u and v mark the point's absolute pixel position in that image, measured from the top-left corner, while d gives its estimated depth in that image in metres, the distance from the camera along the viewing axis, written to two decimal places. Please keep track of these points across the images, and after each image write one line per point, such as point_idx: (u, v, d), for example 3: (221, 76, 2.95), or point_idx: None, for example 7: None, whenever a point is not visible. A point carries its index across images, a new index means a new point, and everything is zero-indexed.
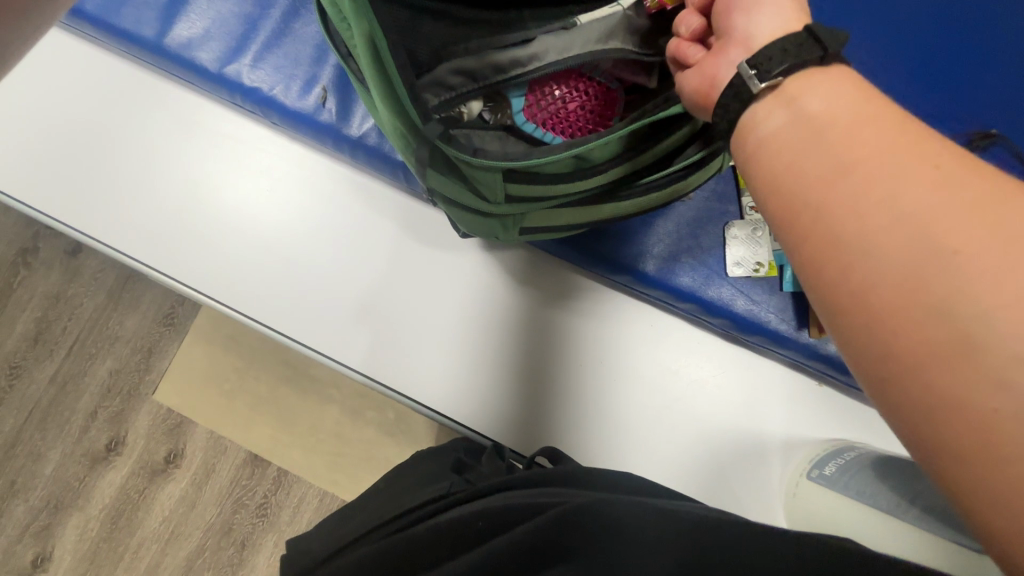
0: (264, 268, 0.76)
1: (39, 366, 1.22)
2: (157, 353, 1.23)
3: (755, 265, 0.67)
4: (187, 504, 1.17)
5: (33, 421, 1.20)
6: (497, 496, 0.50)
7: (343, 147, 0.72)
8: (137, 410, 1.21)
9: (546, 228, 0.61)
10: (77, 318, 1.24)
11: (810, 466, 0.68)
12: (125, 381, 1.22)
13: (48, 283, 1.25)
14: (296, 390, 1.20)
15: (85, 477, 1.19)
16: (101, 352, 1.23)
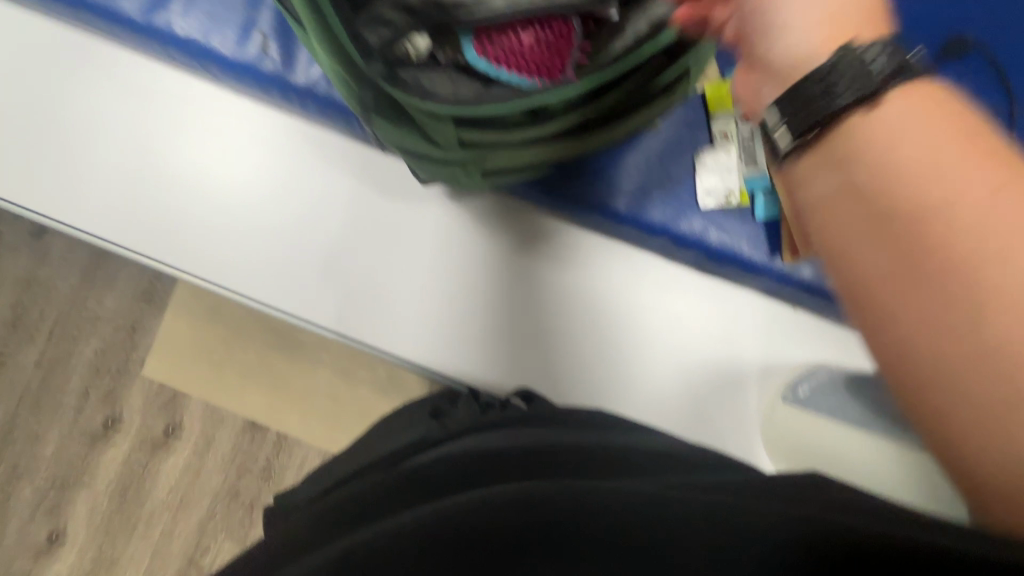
0: (227, 233, 0.73)
1: (23, 351, 1.21)
2: (141, 329, 1.21)
3: (726, 193, 0.66)
4: (192, 473, 1.19)
5: (27, 405, 1.20)
6: (471, 438, 0.51)
7: (292, 98, 0.68)
8: (129, 387, 1.20)
9: (506, 172, 0.59)
10: (54, 301, 1.22)
11: (786, 389, 0.70)
12: (112, 360, 1.21)
13: (19, 268, 1.22)
14: (285, 355, 1.20)
15: (87, 455, 1.19)
16: (85, 333, 1.21)
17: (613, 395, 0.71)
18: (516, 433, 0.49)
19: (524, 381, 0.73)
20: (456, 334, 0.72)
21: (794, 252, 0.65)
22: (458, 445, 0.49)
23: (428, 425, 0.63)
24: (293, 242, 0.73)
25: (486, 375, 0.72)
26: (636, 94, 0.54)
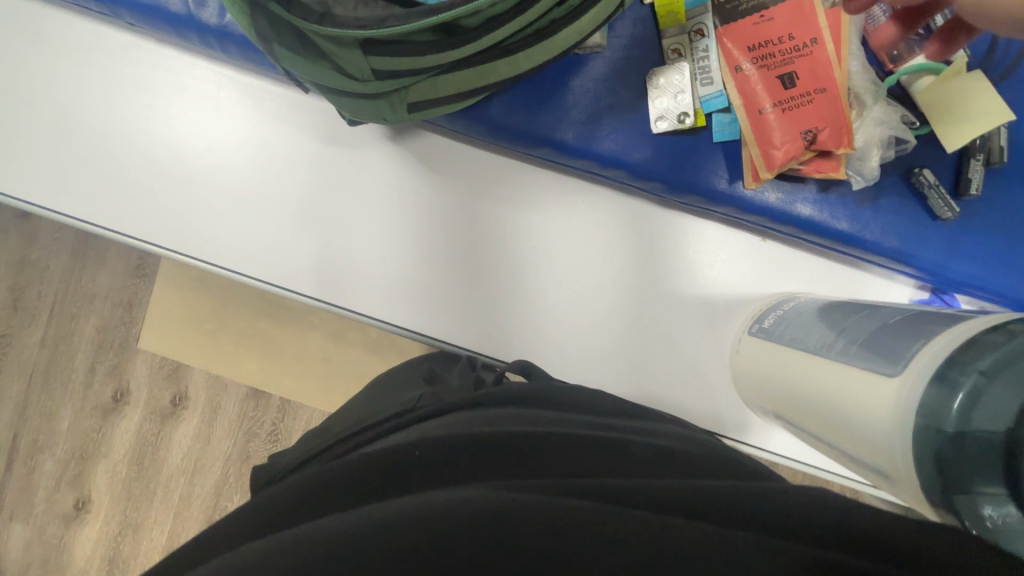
0: (171, 192, 0.69)
1: (27, 332, 1.22)
2: (137, 303, 1.22)
3: (680, 115, 0.61)
4: (202, 439, 1.21)
5: (37, 383, 1.22)
6: (452, 415, 0.49)
7: (209, 41, 0.64)
8: (132, 360, 1.22)
9: (438, 104, 0.55)
10: (49, 280, 1.22)
11: (752, 322, 0.67)
12: (113, 335, 1.22)
13: (10, 250, 1.22)
14: (277, 321, 1.19)
15: (101, 427, 1.22)
16: (84, 311, 1.21)
17: (592, 342, 0.70)
18: (505, 415, 0.48)
19: (501, 334, 0.70)
20: (421, 289, 0.70)
21: (754, 175, 0.62)
22: (442, 424, 0.47)
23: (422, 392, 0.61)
24: (240, 198, 0.69)
25: (454, 326, 0.70)
26: (567, 4, 0.49)
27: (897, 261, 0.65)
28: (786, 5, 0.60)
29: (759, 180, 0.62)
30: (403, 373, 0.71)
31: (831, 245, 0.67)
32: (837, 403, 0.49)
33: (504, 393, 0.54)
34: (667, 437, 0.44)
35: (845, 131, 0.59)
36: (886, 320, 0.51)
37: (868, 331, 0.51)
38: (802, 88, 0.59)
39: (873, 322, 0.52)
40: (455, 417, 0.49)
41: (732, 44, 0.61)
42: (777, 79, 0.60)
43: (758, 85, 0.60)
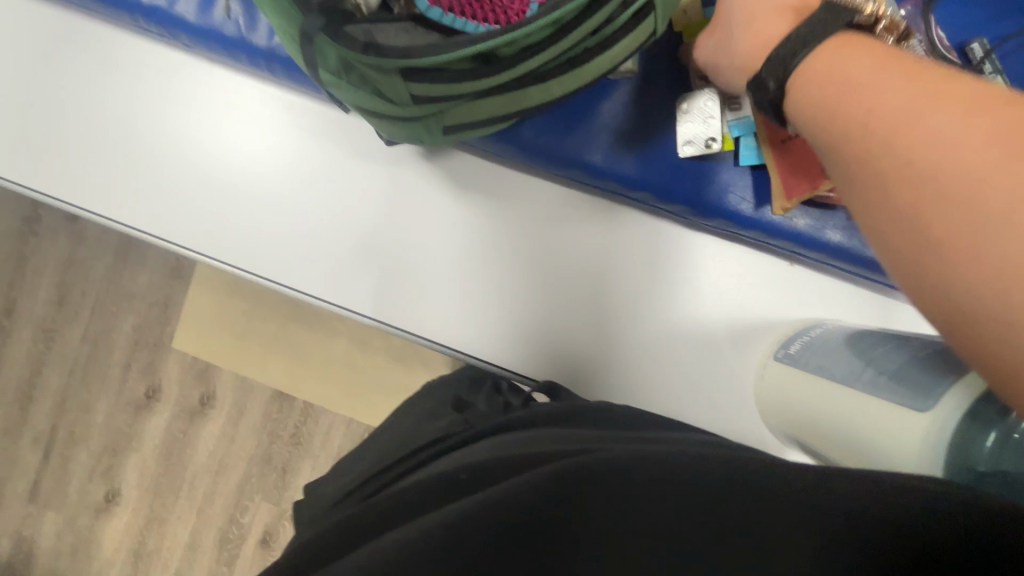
0: (217, 203, 0.73)
1: (70, 327, 1.28)
2: (173, 304, 1.27)
3: (708, 140, 0.61)
4: (228, 438, 1.25)
5: (77, 377, 1.28)
6: (488, 441, 0.52)
7: (257, 62, 0.68)
8: (166, 359, 1.27)
9: (470, 126, 0.57)
10: (93, 279, 1.28)
11: (777, 347, 0.67)
12: (150, 334, 1.27)
13: (59, 250, 1.28)
14: (304, 327, 1.23)
15: (134, 422, 1.27)
16: (124, 310, 1.27)
17: (613, 362, 0.71)
18: (534, 437, 0.50)
19: (524, 347, 0.72)
20: (449, 302, 0.73)
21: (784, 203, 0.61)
22: (480, 449, 0.50)
23: (451, 419, 0.64)
24: (277, 210, 0.73)
25: (480, 340, 0.73)
26: (599, 34, 0.50)
27: None
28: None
29: (789, 205, 0.61)
30: (433, 393, 0.74)
31: (857, 272, 0.67)
32: (863, 436, 0.48)
33: (529, 416, 0.58)
34: (689, 444, 0.44)
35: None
36: (912, 353, 0.50)
37: (899, 362, 0.50)
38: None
39: (897, 356, 0.52)
40: (491, 441, 0.52)
41: None
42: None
43: None
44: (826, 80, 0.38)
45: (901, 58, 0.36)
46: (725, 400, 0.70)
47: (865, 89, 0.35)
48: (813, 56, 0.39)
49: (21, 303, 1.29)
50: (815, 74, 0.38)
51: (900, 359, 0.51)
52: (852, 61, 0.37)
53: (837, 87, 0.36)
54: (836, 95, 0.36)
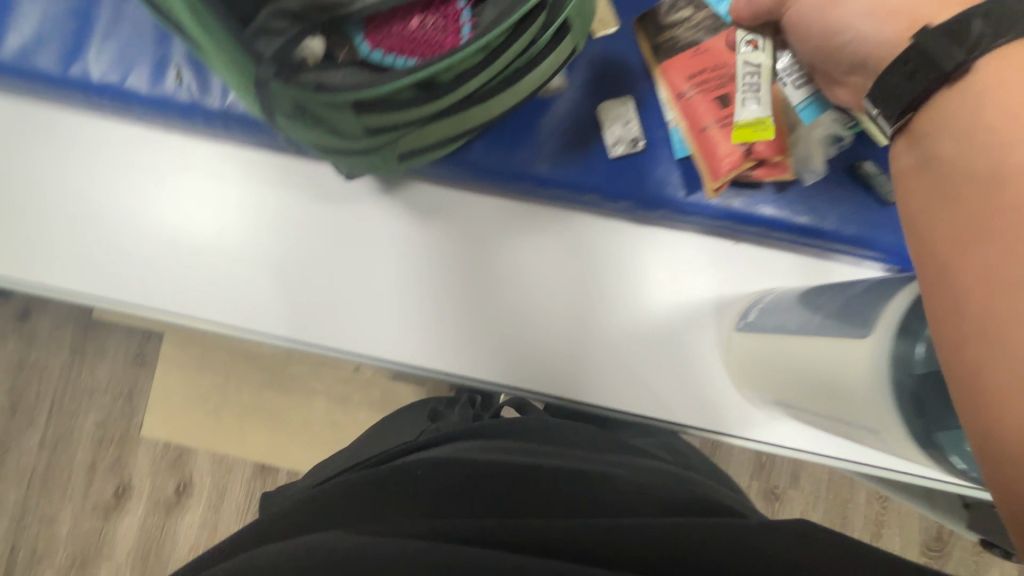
0: (184, 265, 0.74)
1: (26, 435, 1.22)
2: (137, 393, 1.22)
3: (633, 140, 0.68)
4: (208, 527, 1.20)
5: (35, 490, 1.21)
6: (459, 444, 0.54)
7: (214, 122, 0.71)
8: (134, 453, 1.22)
9: (425, 149, 0.61)
10: (48, 380, 1.23)
11: (738, 317, 0.72)
12: (114, 428, 1.22)
13: (9, 354, 1.23)
14: (280, 391, 1.19)
15: (103, 527, 1.21)
16: (83, 408, 1.22)
17: (588, 367, 0.75)
18: (503, 447, 0.53)
19: (504, 364, 0.75)
20: (424, 331, 0.75)
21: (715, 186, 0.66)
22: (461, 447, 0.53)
23: (426, 426, 0.67)
24: (244, 263, 0.74)
25: (460, 362, 0.75)
26: (528, 54, 0.55)
27: (862, 246, 0.71)
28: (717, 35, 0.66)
29: (717, 189, 0.66)
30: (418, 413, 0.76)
31: (796, 240, 0.73)
32: (823, 373, 0.53)
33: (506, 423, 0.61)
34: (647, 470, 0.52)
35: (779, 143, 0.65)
36: (849, 295, 0.56)
37: (840, 303, 0.56)
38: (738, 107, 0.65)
39: (836, 301, 0.57)
40: (463, 443, 0.54)
41: (681, 71, 0.66)
42: (715, 99, 0.65)
43: (701, 107, 0.65)
44: (982, 98, 0.41)
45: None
46: (697, 387, 0.75)
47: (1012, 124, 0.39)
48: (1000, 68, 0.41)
49: None
50: (983, 82, 0.42)
51: (838, 302, 0.57)
52: (1019, 80, 0.41)
53: (976, 101, 0.42)
54: (965, 115, 0.42)
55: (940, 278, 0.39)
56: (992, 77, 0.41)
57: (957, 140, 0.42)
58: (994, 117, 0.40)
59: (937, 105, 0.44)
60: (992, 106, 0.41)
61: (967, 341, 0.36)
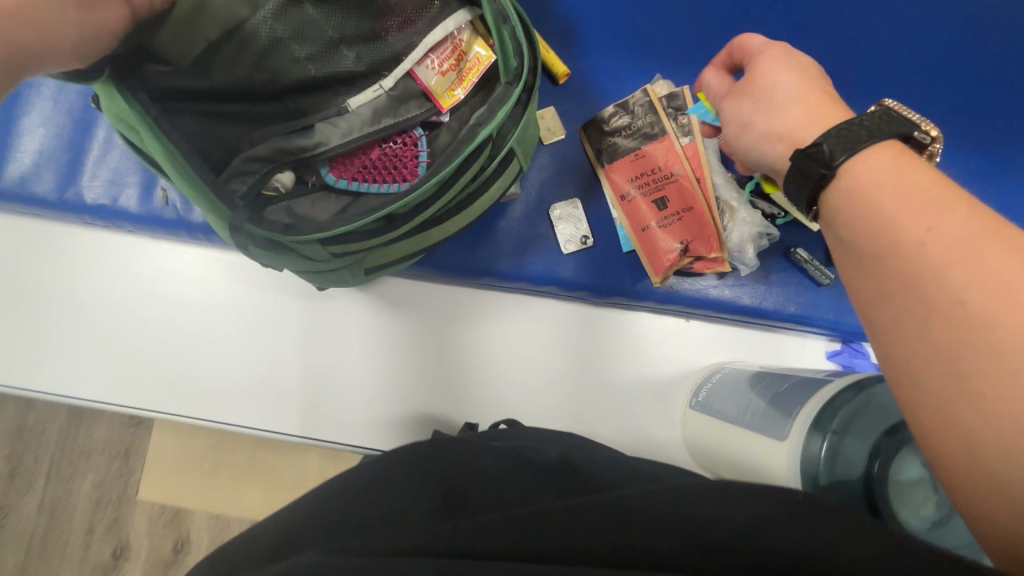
0: (172, 362, 0.79)
1: (22, 500, 1.25)
2: (134, 453, 1.26)
3: (582, 236, 0.75)
4: None
5: (34, 553, 1.24)
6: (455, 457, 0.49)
7: (199, 235, 0.77)
8: (131, 513, 1.24)
9: (390, 264, 0.67)
10: (46, 444, 1.26)
11: (692, 396, 0.76)
12: (111, 489, 1.25)
13: (8, 419, 1.27)
14: (273, 449, 1.24)
15: None
16: (81, 469, 1.25)
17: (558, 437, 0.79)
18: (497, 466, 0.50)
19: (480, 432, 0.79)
20: (402, 407, 0.79)
21: (659, 275, 0.73)
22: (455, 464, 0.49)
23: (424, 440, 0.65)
24: (230, 358, 0.79)
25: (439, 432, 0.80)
26: (478, 180, 0.62)
27: (802, 323, 0.77)
28: (653, 144, 0.74)
29: (660, 278, 0.73)
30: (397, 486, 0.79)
31: (739, 321, 0.79)
32: (756, 464, 0.59)
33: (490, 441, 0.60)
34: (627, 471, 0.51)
35: (715, 240, 0.72)
36: (775, 390, 0.63)
37: (768, 398, 0.63)
38: (674, 209, 0.73)
39: (765, 396, 0.63)
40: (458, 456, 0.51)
41: (621, 173, 0.74)
42: (653, 202, 0.73)
43: (643, 207, 0.73)
44: (860, 194, 0.41)
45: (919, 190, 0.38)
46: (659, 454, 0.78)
47: (913, 209, 0.38)
48: (872, 155, 0.41)
49: None
50: (848, 173, 0.42)
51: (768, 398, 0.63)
52: (890, 169, 0.40)
53: (860, 191, 0.41)
54: (853, 203, 0.41)
55: (896, 371, 0.37)
56: (869, 167, 0.41)
57: (857, 233, 0.41)
58: (880, 204, 0.39)
59: (837, 188, 0.42)
60: (868, 194, 0.40)
61: (943, 433, 0.34)
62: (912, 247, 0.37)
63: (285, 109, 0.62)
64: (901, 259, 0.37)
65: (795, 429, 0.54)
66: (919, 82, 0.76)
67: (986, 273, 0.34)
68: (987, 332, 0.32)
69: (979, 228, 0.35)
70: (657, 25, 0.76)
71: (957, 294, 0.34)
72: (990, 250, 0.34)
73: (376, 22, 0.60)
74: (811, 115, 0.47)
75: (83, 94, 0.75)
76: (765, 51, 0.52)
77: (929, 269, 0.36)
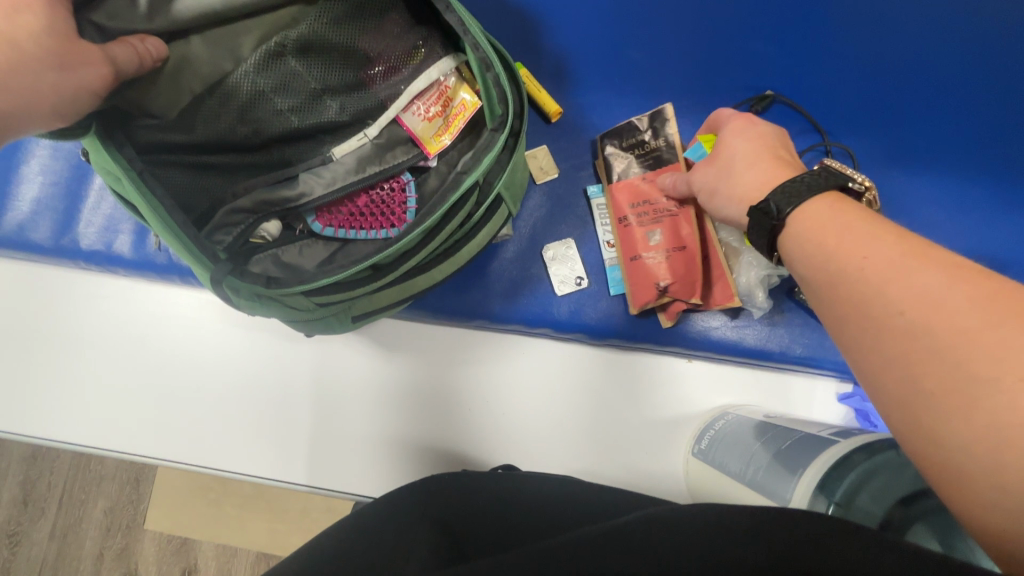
0: (168, 403, 0.77)
1: (35, 526, 1.23)
2: (145, 478, 1.25)
3: (576, 278, 0.75)
4: None
5: None
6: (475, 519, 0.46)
7: (189, 278, 0.79)
8: (141, 540, 1.23)
9: (377, 311, 0.65)
10: (58, 469, 1.25)
11: (694, 442, 0.72)
12: (121, 516, 1.23)
13: (22, 445, 1.26)
14: None
15: None
16: (92, 495, 1.24)
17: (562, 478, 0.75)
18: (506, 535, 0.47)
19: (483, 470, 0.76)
20: (401, 446, 0.75)
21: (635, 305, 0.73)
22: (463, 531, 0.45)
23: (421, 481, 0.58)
24: (225, 396, 0.77)
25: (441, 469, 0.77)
26: (464, 227, 0.61)
27: (807, 366, 0.74)
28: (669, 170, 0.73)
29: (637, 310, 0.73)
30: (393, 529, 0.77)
31: (744, 360, 0.76)
32: None
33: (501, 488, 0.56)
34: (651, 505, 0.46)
35: (696, 284, 0.72)
36: (778, 446, 0.60)
37: (771, 454, 0.59)
38: (666, 244, 0.72)
39: (768, 450, 0.60)
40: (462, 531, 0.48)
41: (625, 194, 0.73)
42: (647, 233, 0.73)
43: (637, 234, 0.73)
44: (813, 242, 0.45)
45: (882, 233, 0.42)
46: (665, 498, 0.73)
47: (863, 244, 0.42)
48: (812, 206, 0.47)
49: None
50: (813, 227, 0.46)
51: (770, 453, 0.60)
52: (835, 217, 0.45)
53: (831, 243, 0.44)
54: (833, 251, 0.44)
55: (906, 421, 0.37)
56: (813, 216, 0.46)
57: (833, 278, 0.43)
58: (852, 253, 0.42)
59: (789, 236, 0.47)
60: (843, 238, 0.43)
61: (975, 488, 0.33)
62: (879, 294, 0.39)
63: (270, 159, 0.62)
64: (879, 308, 0.39)
65: (802, 483, 0.51)
66: (925, 113, 0.74)
67: (935, 306, 0.37)
68: (981, 363, 0.34)
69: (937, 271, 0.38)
70: (654, 59, 0.76)
71: (946, 335, 0.35)
72: (958, 288, 0.37)
73: (360, 73, 0.60)
74: (762, 174, 0.53)
75: (74, 150, 0.79)
76: (731, 125, 0.61)
77: (912, 313, 0.37)
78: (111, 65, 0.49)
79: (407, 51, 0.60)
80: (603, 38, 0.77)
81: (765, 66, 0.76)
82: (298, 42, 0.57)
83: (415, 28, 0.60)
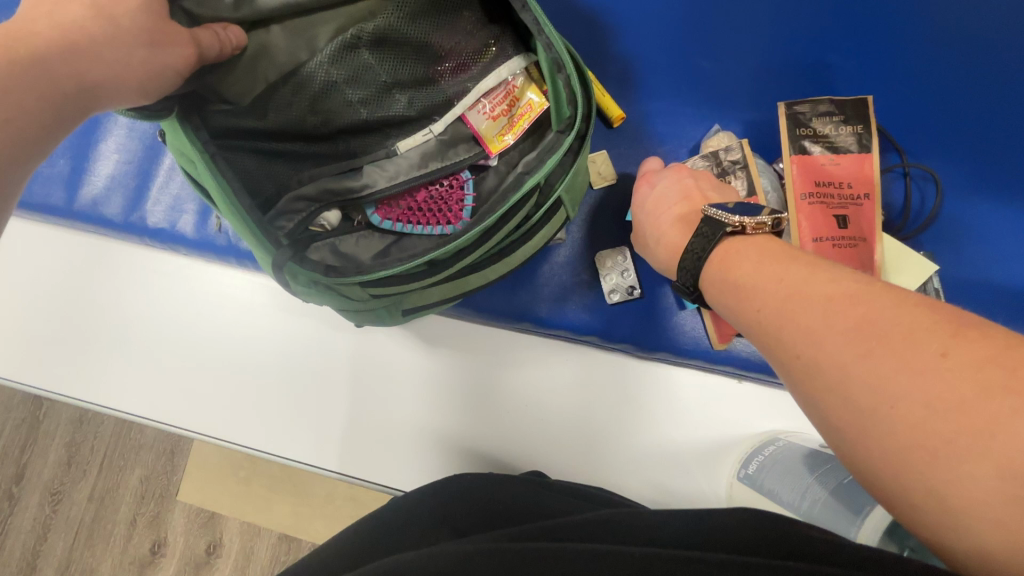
0: (215, 380, 0.79)
1: (77, 486, 1.29)
2: (179, 451, 1.29)
3: (629, 288, 0.74)
4: None
5: (81, 540, 1.27)
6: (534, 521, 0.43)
7: (245, 261, 0.81)
8: (172, 510, 1.27)
9: (426, 308, 0.65)
10: (101, 436, 1.30)
11: (739, 466, 0.69)
12: (155, 485, 1.28)
13: (69, 408, 1.32)
14: None
15: None
16: (130, 463, 1.29)
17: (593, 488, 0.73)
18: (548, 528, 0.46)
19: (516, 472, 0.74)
20: (437, 441, 0.75)
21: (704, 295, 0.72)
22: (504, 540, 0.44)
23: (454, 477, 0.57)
24: (268, 377, 0.79)
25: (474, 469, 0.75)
26: (522, 227, 0.61)
27: None
28: (852, 158, 0.69)
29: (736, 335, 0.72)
30: None
31: None
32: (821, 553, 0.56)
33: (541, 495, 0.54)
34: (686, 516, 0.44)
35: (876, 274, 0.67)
36: (839, 481, 0.60)
37: (831, 489, 0.59)
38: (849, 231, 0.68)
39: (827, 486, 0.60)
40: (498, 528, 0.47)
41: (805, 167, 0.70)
42: None
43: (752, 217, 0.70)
44: (729, 289, 0.45)
45: (773, 264, 0.43)
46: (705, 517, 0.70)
47: (761, 282, 0.42)
48: (710, 269, 0.48)
49: (30, 468, 1.30)
50: (725, 279, 0.46)
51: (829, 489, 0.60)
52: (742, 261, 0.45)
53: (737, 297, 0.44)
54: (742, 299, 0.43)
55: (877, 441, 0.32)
56: (713, 265, 0.48)
57: (743, 317, 0.43)
58: (757, 299, 0.41)
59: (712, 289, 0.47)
60: (768, 278, 0.42)
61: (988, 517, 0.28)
62: (772, 330, 0.39)
63: (334, 148, 0.63)
64: (778, 339, 0.39)
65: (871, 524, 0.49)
66: (1009, 137, 0.70)
67: (818, 332, 0.36)
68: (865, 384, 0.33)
69: (822, 300, 0.37)
70: (721, 67, 0.74)
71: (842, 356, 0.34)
72: (836, 320, 0.35)
73: (430, 68, 0.61)
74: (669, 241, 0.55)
75: (147, 130, 0.83)
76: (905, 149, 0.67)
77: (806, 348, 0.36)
78: (196, 48, 0.51)
79: (478, 49, 0.61)
80: (670, 43, 0.75)
81: (839, 79, 0.72)
82: (372, 35, 0.57)
83: (488, 27, 0.61)
